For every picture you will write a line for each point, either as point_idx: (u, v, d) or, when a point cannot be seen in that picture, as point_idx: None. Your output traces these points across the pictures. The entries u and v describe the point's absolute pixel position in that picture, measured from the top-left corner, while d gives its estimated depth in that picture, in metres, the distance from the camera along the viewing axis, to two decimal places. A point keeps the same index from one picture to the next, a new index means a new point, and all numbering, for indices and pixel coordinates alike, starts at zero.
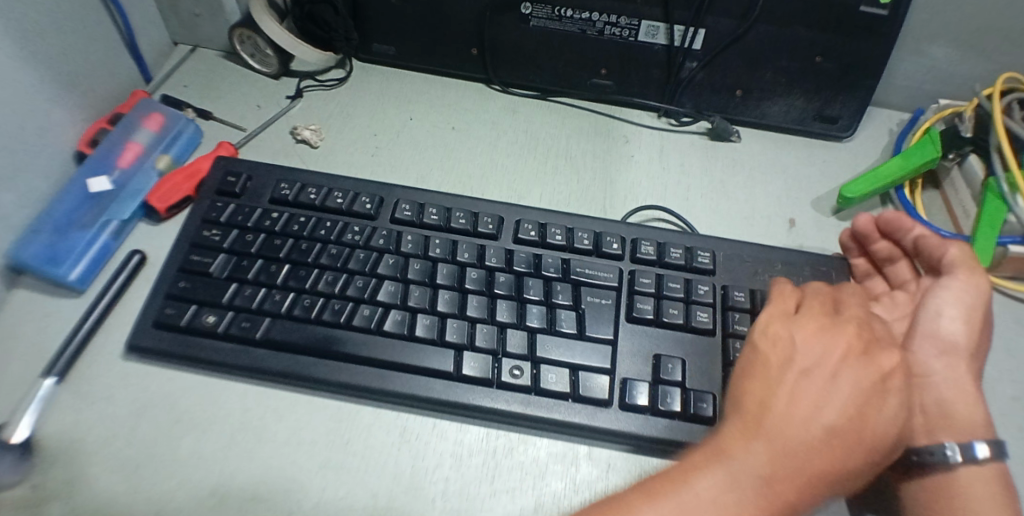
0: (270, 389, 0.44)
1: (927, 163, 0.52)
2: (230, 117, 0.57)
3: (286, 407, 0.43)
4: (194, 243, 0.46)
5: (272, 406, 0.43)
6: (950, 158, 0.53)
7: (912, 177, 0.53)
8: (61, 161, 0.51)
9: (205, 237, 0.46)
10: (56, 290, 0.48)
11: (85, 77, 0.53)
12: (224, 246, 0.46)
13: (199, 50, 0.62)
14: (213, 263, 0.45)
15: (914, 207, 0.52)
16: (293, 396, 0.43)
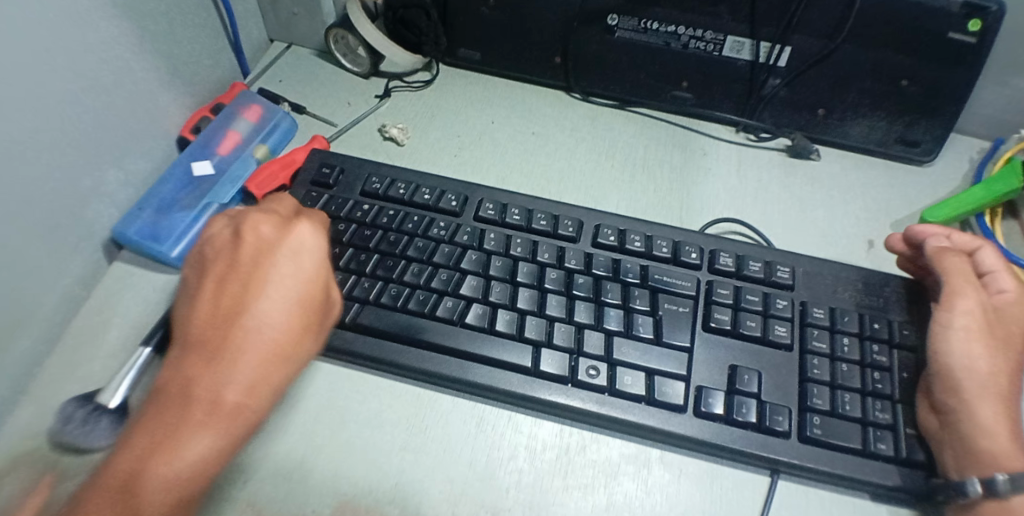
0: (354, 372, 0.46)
1: (1009, 192, 0.51)
2: (322, 112, 0.60)
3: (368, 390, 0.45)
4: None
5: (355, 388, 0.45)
6: None
7: (994, 205, 0.53)
8: (166, 145, 0.55)
9: None
10: (156, 265, 0.51)
11: (192, 68, 0.56)
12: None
13: (294, 47, 0.66)
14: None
15: (993, 233, 0.52)
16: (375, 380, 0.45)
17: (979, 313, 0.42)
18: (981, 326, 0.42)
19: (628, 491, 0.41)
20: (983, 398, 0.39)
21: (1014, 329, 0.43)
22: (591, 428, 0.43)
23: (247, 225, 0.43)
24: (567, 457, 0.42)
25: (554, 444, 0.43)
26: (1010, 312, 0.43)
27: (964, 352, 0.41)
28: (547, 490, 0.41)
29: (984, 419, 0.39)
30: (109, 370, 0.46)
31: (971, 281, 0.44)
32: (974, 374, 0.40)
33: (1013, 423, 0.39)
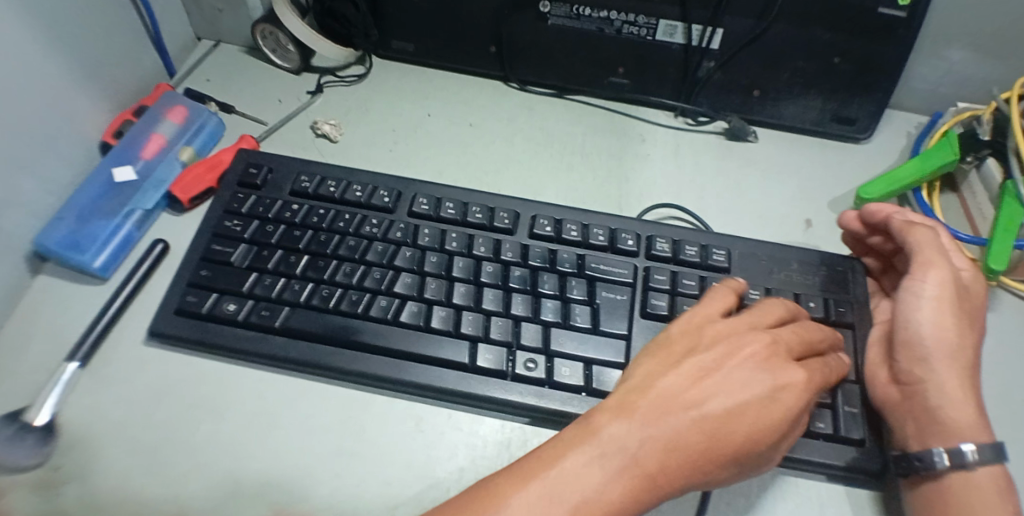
0: (288, 378, 0.44)
1: (947, 165, 0.52)
2: (252, 110, 0.58)
3: (302, 396, 0.43)
4: (215, 234, 0.47)
5: (288, 394, 0.43)
6: (967, 162, 0.53)
7: (931, 179, 0.53)
8: (86, 151, 0.52)
9: (226, 228, 0.47)
10: (79, 276, 0.49)
11: (109, 69, 0.53)
12: (244, 236, 0.47)
13: (222, 45, 0.63)
14: (234, 253, 0.46)
15: (931, 208, 0.53)
16: (310, 385, 0.44)
17: (951, 285, 0.41)
18: (952, 298, 0.41)
19: None
20: (948, 369, 0.39)
21: (971, 299, 0.43)
22: (531, 421, 0.43)
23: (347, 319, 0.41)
24: (508, 452, 0.41)
25: (495, 440, 0.42)
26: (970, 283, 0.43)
27: (931, 325, 0.40)
28: None
29: (949, 390, 0.39)
30: (30, 391, 0.43)
31: (944, 253, 0.43)
32: (942, 345, 0.40)
33: (973, 393, 0.39)
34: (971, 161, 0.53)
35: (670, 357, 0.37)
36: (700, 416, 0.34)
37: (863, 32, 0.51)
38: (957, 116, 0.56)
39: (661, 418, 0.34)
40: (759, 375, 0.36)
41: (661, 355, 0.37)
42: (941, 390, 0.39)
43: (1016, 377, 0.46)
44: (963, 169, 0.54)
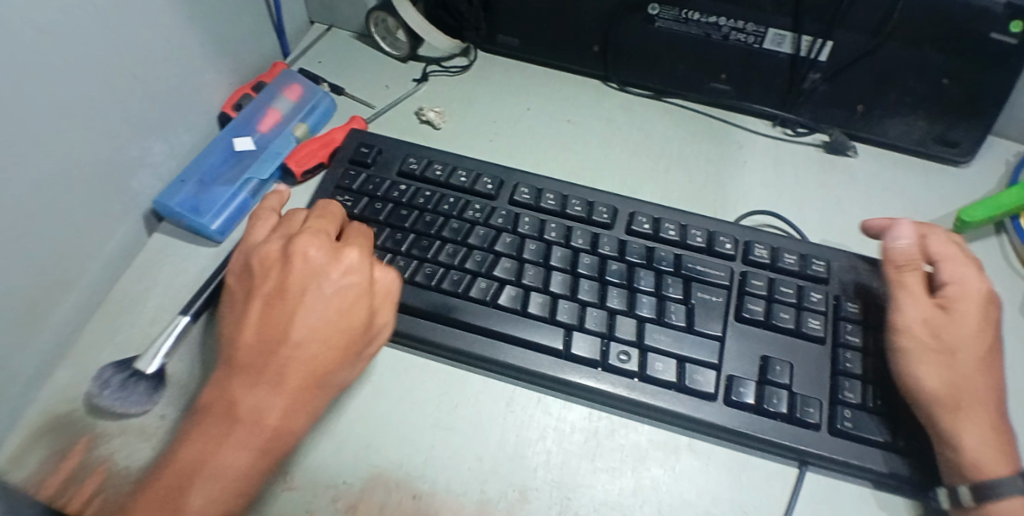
0: (387, 349, 0.46)
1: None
2: (360, 94, 0.60)
3: (400, 367, 0.46)
4: (328, 207, 0.50)
5: (387, 364, 0.46)
6: None
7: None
8: (207, 121, 0.56)
9: (339, 202, 0.50)
10: (195, 237, 0.52)
11: (235, 46, 0.57)
12: (355, 212, 0.49)
13: (334, 30, 0.66)
14: (345, 226, 0.49)
15: None
16: (407, 358, 0.46)
17: (924, 320, 0.41)
18: (945, 331, 0.40)
19: (656, 476, 0.41)
20: (972, 408, 0.38)
21: (994, 324, 0.41)
22: (620, 412, 0.43)
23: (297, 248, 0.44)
24: (597, 440, 0.42)
25: (584, 427, 0.43)
26: (976, 303, 0.42)
27: (945, 360, 0.39)
28: (575, 471, 0.41)
29: (973, 427, 0.37)
30: (147, 339, 0.47)
31: (916, 288, 0.42)
32: (974, 367, 0.39)
33: (1000, 428, 0.38)
34: None
35: (937, 353, 0.40)
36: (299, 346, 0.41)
37: (979, 54, 0.50)
38: None
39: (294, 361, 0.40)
40: (988, 397, 0.39)
41: (933, 350, 0.40)
42: (969, 428, 0.37)
43: None
44: None
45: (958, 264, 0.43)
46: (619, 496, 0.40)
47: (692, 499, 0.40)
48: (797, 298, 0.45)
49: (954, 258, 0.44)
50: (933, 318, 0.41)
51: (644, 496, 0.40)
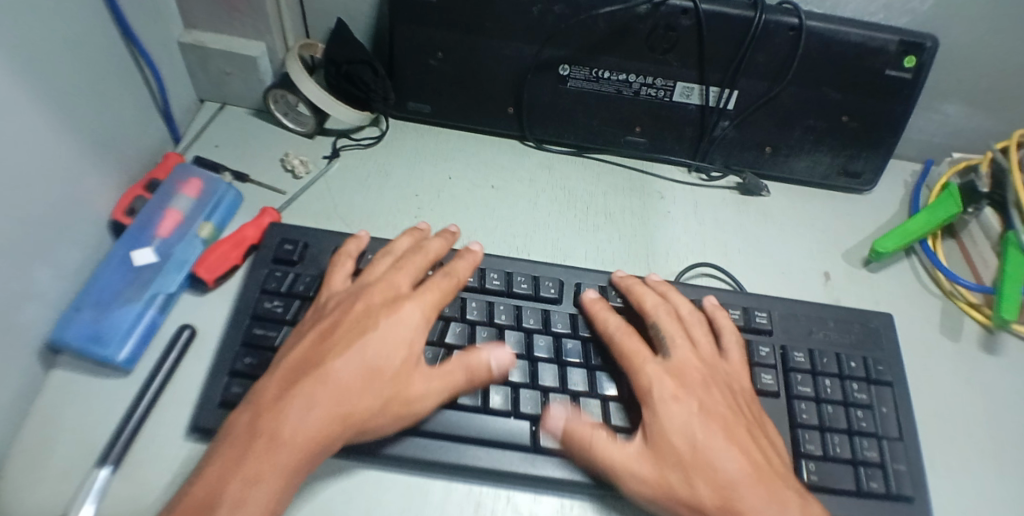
0: (340, 468, 0.42)
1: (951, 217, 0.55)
2: (266, 178, 0.56)
3: (354, 485, 0.42)
4: (254, 317, 0.46)
5: (341, 486, 0.41)
6: (969, 212, 0.58)
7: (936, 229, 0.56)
8: (97, 232, 0.49)
9: (267, 309, 0.46)
10: (100, 370, 0.46)
11: (117, 142, 0.51)
12: (287, 318, 0.46)
13: (228, 107, 0.61)
14: (278, 337, 0.45)
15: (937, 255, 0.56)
16: (361, 473, 0.42)
17: (679, 407, 0.41)
18: (670, 469, 0.39)
19: None
20: (754, 484, 0.38)
21: (684, 391, 0.42)
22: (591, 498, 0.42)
23: (644, 368, 0.43)
24: None
25: None
26: (721, 380, 0.44)
27: (717, 449, 0.40)
28: None
29: (762, 494, 0.38)
30: (55, 504, 0.40)
31: (649, 372, 0.42)
32: (733, 443, 0.40)
33: (768, 492, 0.38)
34: (972, 212, 0.58)
35: (707, 441, 0.40)
36: (279, 420, 0.38)
37: (873, 91, 0.54)
38: (954, 166, 0.61)
39: (292, 434, 0.37)
40: (749, 465, 0.39)
41: (702, 439, 0.40)
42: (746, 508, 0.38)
43: None
44: (964, 219, 0.59)
45: (698, 332, 0.46)
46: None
47: None
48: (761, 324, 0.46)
49: (696, 326, 0.46)
50: (648, 465, 0.39)
51: None
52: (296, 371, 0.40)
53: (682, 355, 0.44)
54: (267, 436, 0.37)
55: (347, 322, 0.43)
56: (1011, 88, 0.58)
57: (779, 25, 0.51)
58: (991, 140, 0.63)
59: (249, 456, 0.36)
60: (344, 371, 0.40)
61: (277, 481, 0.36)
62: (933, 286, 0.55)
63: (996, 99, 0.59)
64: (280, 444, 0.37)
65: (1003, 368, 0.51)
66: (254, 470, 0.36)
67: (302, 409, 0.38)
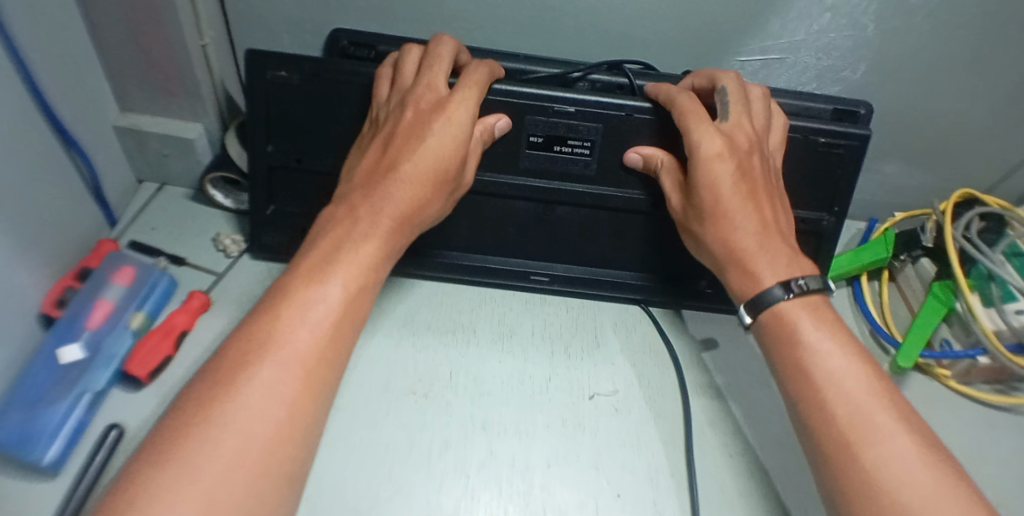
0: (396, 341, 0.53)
1: (876, 260, 0.58)
2: (206, 261, 0.56)
3: (406, 354, 0.53)
4: None
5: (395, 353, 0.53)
6: (901, 258, 0.60)
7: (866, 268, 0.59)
8: (26, 327, 0.48)
9: None
10: (24, 474, 0.44)
11: (50, 232, 0.50)
12: None
13: (167, 187, 0.61)
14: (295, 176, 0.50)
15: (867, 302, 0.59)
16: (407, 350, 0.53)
17: (731, 169, 0.42)
18: (711, 199, 0.43)
19: (625, 460, 0.48)
20: (773, 232, 0.42)
21: (737, 161, 0.43)
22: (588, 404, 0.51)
23: (689, 127, 0.44)
24: (574, 432, 0.49)
25: (564, 420, 0.50)
26: (757, 136, 0.45)
27: (739, 217, 0.42)
28: (558, 464, 0.47)
29: (771, 252, 0.42)
30: None
31: (701, 122, 0.43)
32: (756, 224, 0.42)
33: (779, 248, 0.42)
34: (905, 258, 0.60)
35: (730, 200, 0.42)
36: (286, 325, 0.33)
37: None
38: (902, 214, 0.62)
39: (294, 339, 0.33)
40: (763, 225, 0.42)
41: (731, 202, 0.42)
42: (758, 263, 0.41)
43: (980, 478, 0.50)
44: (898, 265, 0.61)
45: (737, 102, 0.46)
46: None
47: (660, 471, 0.48)
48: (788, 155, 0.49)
49: (736, 94, 0.46)
50: (709, 199, 0.43)
51: (626, 473, 0.47)
52: (341, 204, 0.40)
53: (737, 121, 0.45)
54: (288, 314, 0.34)
55: (396, 131, 0.42)
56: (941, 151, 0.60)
57: None
58: (926, 200, 0.65)
59: (258, 350, 0.32)
60: (375, 208, 0.39)
61: (280, 382, 0.31)
62: (877, 348, 0.57)
63: (927, 162, 0.61)
64: (280, 346, 0.32)
65: (953, 438, 0.52)
66: (250, 375, 0.31)
67: (324, 293, 0.35)
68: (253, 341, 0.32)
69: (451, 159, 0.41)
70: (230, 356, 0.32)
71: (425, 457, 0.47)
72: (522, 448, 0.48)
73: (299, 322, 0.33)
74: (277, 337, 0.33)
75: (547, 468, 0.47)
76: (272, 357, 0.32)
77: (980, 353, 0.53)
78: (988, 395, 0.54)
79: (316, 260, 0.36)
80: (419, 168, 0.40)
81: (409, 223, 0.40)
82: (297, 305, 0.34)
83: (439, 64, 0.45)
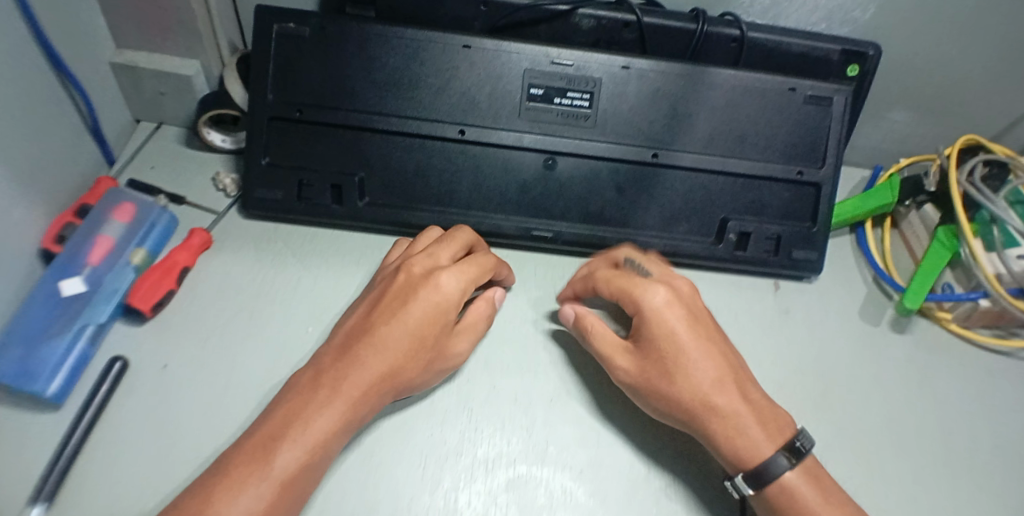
0: None
1: (882, 205, 0.57)
2: (206, 200, 0.55)
3: None
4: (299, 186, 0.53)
5: None
6: (905, 205, 0.60)
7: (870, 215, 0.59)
8: (24, 262, 0.47)
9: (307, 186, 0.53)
10: (26, 408, 0.44)
11: (48, 169, 0.49)
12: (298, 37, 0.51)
13: (165, 126, 0.60)
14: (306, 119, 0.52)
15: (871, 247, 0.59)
16: None
17: (704, 374, 0.42)
18: (652, 366, 0.43)
19: (626, 398, 0.49)
20: (731, 385, 0.42)
21: (682, 320, 0.43)
22: (589, 344, 0.51)
23: (633, 297, 0.45)
24: (575, 369, 0.50)
25: (564, 359, 0.50)
26: (703, 317, 0.45)
27: (686, 360, 0.42)
28: (560, 404, 0.48)
29: (739, 402, 0.41)
30: None
31: (645, 305, 0.44)
32: (710, 374, 0.42)
33: (718, 358, 0.43)
34: (909, 204, 0.60)
35: (680, 346, 0.42)
36: (286, 444, 0.38)
37: None
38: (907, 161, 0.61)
39: (278, 466, 0.37)
40: (718, 362, 0.43)
41: (675, 353, 0.42)
42: (726, 410, 0.41)
43: (972, 421, 0.51)
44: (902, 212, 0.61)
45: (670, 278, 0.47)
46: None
47: None
48: (768, 108, 0.53)
49: (667, 274, 0.47)
50: (640, 367, 0.43)
51: (626, 410, 0.48)
52: (325, 376, 0.42)
53: (673, 285, 0.46)
54: (254, 472, 0.37)
55: (397, 287, 0.46)
56: (953, 97, 0.59)
57: (720, 36, 0.53)
58: (937, 147, 0.64)
59: (239, 476, 0.37)
60: (367, 374, 0.42)
61: (255, 505, 0.36)
62: (878, 291, 0.57)
63: (937, 107, 0.60)
64: (266, 475, 0.37)
65: (949, 382, 0.53)
66: (225, 502, 0.35)
67: (308, 434, 0.39)
68: (243, 467, 0.37)
69: (432, 328, 0.45)
70: (197, 502, 0.35)
71: (429, 391, 0.48)
72: (524, 384, 0.49)
73: (289, 456, 0.38)
74: (266, 459, 0.37)
75: (548, 404, 0.48)
76: (256, 473, 0.37)
77: (982, 296, 0.53)
78: (986, 339, 0.54)
79: (307, 404, 0.40)
80: (399, 341, 0.43)
81: (385, 386, 0.42)
82: (286, 433, 0.39)
83: (451, 243, 0.49)
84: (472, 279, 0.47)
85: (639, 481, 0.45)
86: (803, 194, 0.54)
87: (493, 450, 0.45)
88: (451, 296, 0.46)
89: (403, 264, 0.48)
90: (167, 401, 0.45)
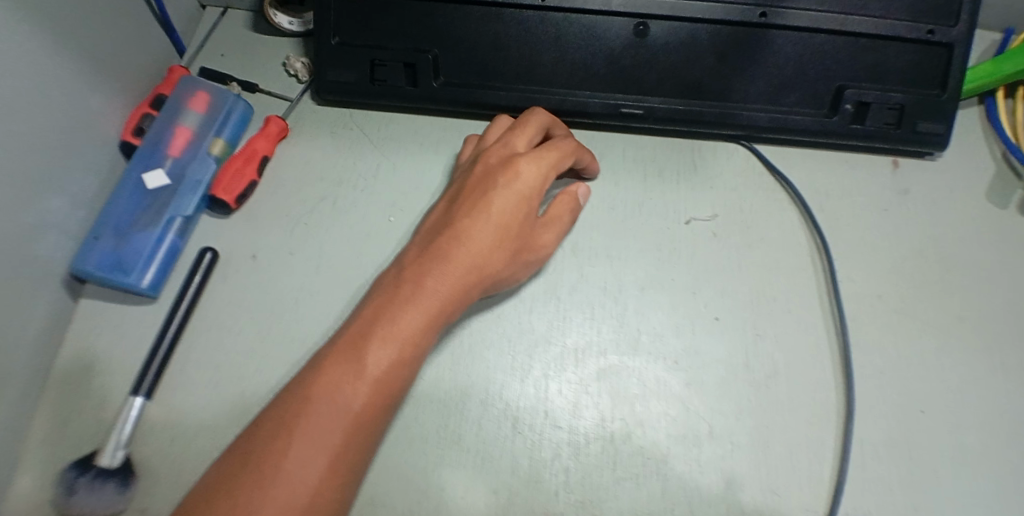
0: None
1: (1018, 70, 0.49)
2: (277, 87, 0.53)
3: None
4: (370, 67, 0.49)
5: None
6: None
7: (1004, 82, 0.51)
8: (108, 153, 0.47)
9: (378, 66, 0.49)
10: (125, 297, 0.45)
11: (121, 57, 0.47)
12: None
13: (231, 11, 0.57)
14: None
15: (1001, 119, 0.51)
16: None
17: None
18: None
19: (726, 286, 0.46)
20: None
21: None
22: (684, 229, 0.48)
23: None
24: (669, 256, 0.47)
25: (656, 245, 0.47)
26: None
27: None
28: (653, 293, 0.45)
29: None
30: (99, 429, 0.40)
31: None
32: None
33: None
34: None
35: None
36: (380, 335, 0.36)
37: None
38: None
39: (372, 360, 0.36)
40: None
41: None
42: None
43: None
44: None
45: None
46: (683, 468, 0.40)
47: (761, 294, 0.45)
48: None
49: None
50: None
51: (725, 299, 0.45)
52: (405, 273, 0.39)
53: None
54: (350, 367, 0.35)
55: (474, 178, 0.43)
56: None
57: None
58: None
59: (335, 366, 0.35)
60: (451, 264, 0.39)
61: (356, 396, 0.34)
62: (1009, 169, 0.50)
63: None
64: (361, 372, 0.35)
65: None
66: (326, 393, 0.34)
67: (399, 329, 0.37)
68: (341, 361, 0.35)
69: (515, 219, 0.41)
70: (300, 398, 0.34)
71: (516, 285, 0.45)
72: (614, 270, 0.46)
73: (383, 353, 0.36)
74: (362, 354, 0.36)
75: (639, 293, 0.45)
76: (352, 369, 0.35)
77: None
78: None
79: (393, 298, 0.38)
80: (484, 234, 0.40)
81: (473, 280, 0.40)
82: (376, 326, 0.37)
83: (526, 131, 0.45)
84: (551, 166, 0.43)
85: (739, 371, 0.43)
86: (934, 57, 0.47)
87: (583, 339, 0.44)
88: (532, 185, 0.42)
89: (481, 154, 0.44)
90: (258, 288, 0.45)
